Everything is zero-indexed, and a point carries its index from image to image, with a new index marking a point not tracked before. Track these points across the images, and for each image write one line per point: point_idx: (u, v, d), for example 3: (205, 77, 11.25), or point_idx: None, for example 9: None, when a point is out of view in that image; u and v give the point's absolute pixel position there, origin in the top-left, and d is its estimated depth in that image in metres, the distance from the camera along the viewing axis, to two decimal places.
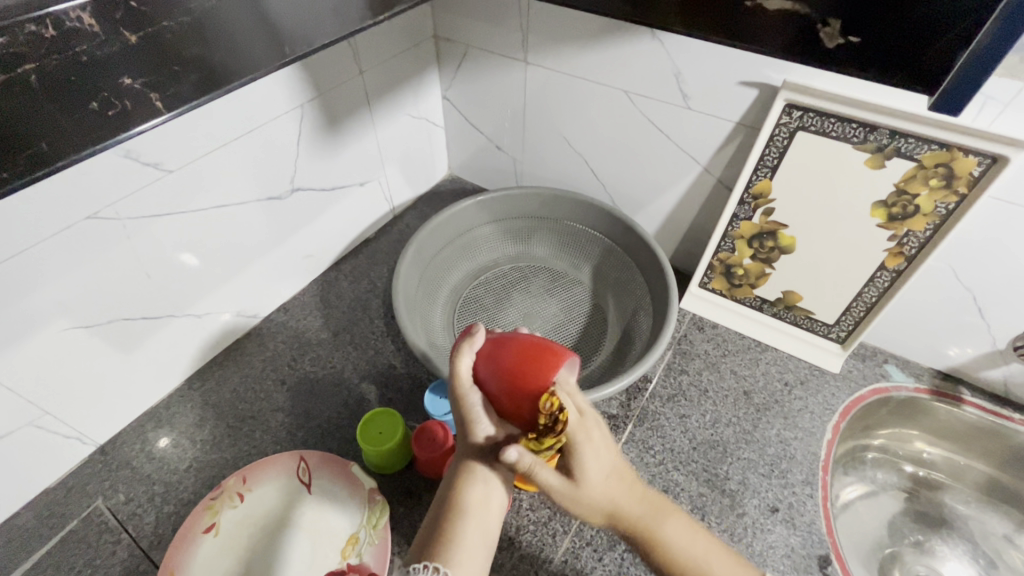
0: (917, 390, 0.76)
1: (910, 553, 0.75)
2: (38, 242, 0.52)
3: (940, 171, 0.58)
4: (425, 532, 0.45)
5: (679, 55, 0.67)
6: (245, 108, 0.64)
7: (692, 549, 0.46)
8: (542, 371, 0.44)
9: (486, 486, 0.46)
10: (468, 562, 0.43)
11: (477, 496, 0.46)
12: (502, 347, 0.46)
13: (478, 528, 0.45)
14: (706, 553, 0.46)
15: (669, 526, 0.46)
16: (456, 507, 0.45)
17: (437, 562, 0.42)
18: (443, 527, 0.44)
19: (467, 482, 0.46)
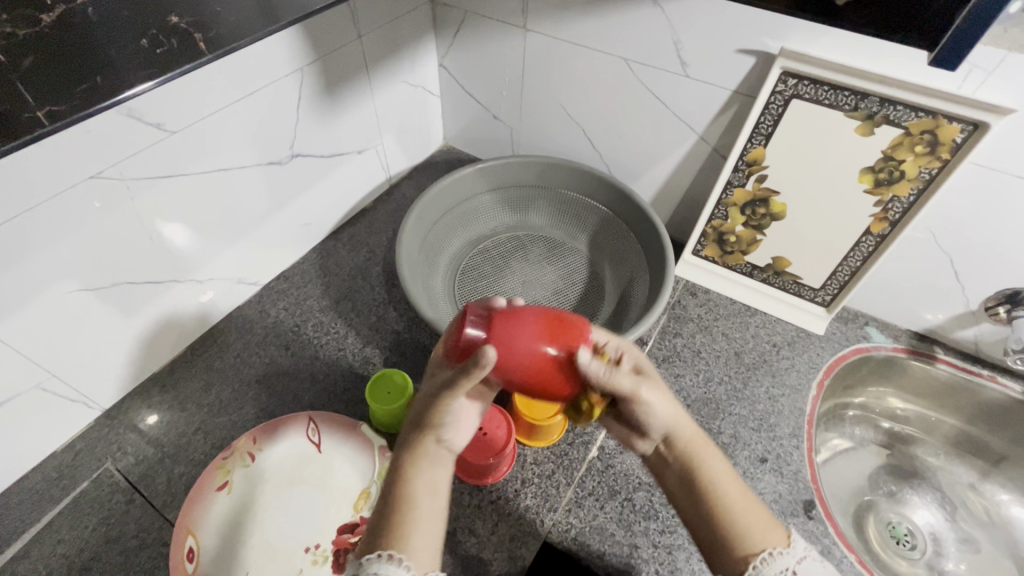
0: (895, 350, 0.81)
1: (885, 502, 0.81)
2: (45, 200, 0.51)
3: (925, 138, 0.61)
4: (372, 525, 0.42)
5: (679, 22, 0.68)
6: (247, 69, 0.63)
7: (732, 486, 0.45)
8: (567, 340, 0.44)
9: (436, 470, 0.44)
10: (424, 545, 0.40)
11: (428, 483, 0.43)
12: (516, 331, 0.43)
13: (431, 512, 0.42)
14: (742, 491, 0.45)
15: (713, 458, 0.47)
16: (407, 494, 0.42)
17: (392, 549, 0.39)
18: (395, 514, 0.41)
19: (415, 468, 0.43)
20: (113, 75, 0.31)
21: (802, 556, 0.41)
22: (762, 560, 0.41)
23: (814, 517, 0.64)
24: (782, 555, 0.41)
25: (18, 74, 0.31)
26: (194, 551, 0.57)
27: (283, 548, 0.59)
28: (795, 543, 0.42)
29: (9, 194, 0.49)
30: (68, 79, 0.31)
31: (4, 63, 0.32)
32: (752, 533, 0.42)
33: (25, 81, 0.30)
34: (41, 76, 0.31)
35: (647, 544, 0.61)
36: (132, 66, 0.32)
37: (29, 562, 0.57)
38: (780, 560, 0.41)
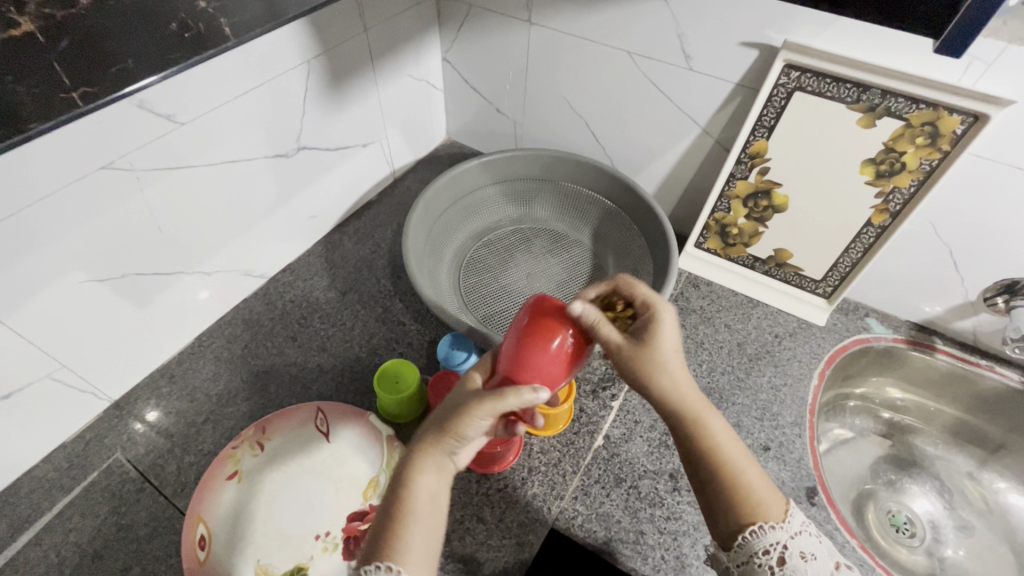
0: (895, 341, 0.81)
1: (885, 491, 0.82)
2: (60, 189, 0.52)
3: (926, 129, 0.62)
4: (371, 535, 0.42)
5: (684, 16, 0.69)
6: (255, 60, 0.64)
7: (732, 449, 0.47)
8: (554, 330, 0.49)
9: (438, 483, 0.44)
10: (423, 559, 0.40)
11: (428, 500, 0.43)
12: (533, 369, 0.47)
13: (426, 532, 0.41)
14: (745, 465, 0.46)
15: (716, 422, 0.47)
16: (402, 506, 0.42)
17: (390, 561, 0.39)
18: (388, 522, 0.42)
19: (417, 476, 0.43)
20: (142, 59, 0.32)
21: (795, 531, 0.44)
22: (753, 531, 0.43)
23: (817, 504, 0.65)
24: (774, 529, 0.43)
25: (54, 55, 0.31)
26: (205, 538, 0.57)
27: (295, 535, 0.60)
28: (792, 518, 0.44)
29: (24, 182, 0.49)
30: (99, 63, 0.32)
31: (44, 44, 0.32)
32: (754, 499, 0.45)
33: (64, 63, 0.31)
34: (79, 58, 0.32)
35: (653, 530, 0.62)
36: (157, 52, 0.33)
37: (42, 549, 0.58)
38: (771, 534, 0.43)
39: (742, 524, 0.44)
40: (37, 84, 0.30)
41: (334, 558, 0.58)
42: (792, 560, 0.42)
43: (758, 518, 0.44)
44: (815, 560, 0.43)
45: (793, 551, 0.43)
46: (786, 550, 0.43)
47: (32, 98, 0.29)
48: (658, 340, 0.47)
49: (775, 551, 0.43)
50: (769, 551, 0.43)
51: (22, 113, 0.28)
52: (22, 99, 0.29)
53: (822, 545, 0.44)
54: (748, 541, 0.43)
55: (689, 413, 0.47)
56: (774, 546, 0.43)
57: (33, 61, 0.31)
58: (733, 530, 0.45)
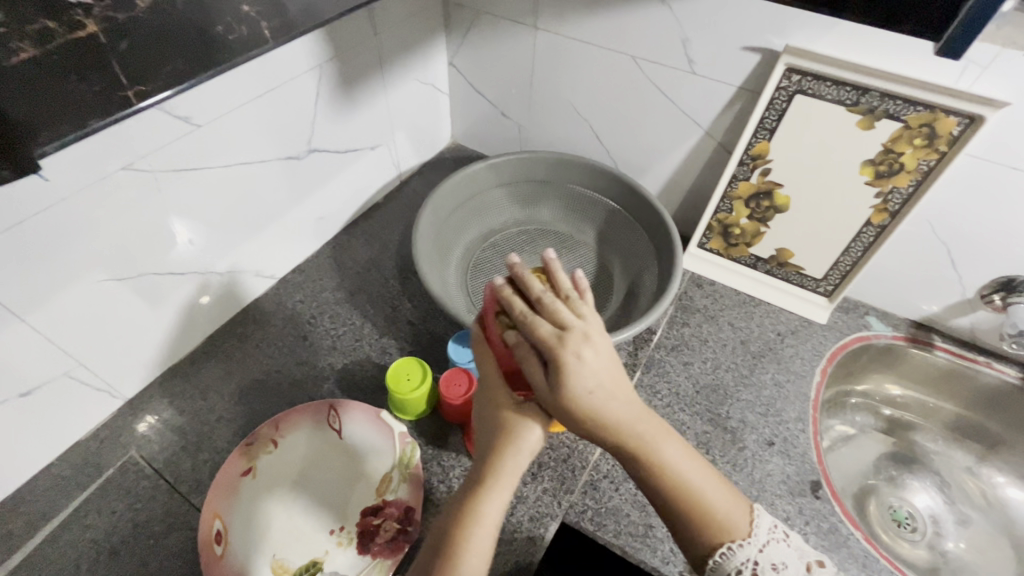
0: (895, 338, 0.83)
1: (886, 486, 0.83)
2: (82, 188, 0.53)
3: (924, 131, 0.64)
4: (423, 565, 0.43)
5: (687, 21, 0.71)
6: (270, 64, 0.65)
7: (690, 474, 0.46)
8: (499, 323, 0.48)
9: (499, 511, 0.45)
10: None
11: (489, 525, 0.44)
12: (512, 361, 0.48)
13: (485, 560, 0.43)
14: (703, 483, 0.46)
15: (670, 447, 0.46)
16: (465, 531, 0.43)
17: None
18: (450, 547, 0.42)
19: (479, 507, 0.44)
20: (193, 60, 0.34)
21: (763, 543, 0.45)
22: (722, 554, 0.45)
23: (821, 497, 0.66)
24: (743, 548, 0.44)
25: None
26: (222, 533, 0.58)
27: (310, 530, 0.60)
28: (758, 530, 0.46)
29: (50, 182, 0.50)
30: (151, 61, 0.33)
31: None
32: (718, 518, 0.46)
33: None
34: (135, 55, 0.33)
35: (662, 524, 0.63)
36: (202, 52, 0.35)
37: (59, 546, 0.59)
38: (740, 552, 0.44)
39: (710, 550, 0.45)
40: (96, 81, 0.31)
41: (349, 553, 0.59)
42: (765, 573, 0.44)
43: (726, 539, 0.45)
44: (786, 568, 0.45)
45: (764, 565, 0.44)
46: (757, 566, 0.44)
47: (93, 95, 0.31)
48: (573, 384, 0.42)
49: (747, 569, 0.44)
50: (741, 570, 0.44)
51: (88, 111, 0.30)
52: (83, 95, 0.30)
53: (791, 548, 0.46)
54: (721, 562, 0.45)
55: (644, 445, 0.45)
56: (745, 564, 0.44)
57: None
58: (701, 557, 0.46)
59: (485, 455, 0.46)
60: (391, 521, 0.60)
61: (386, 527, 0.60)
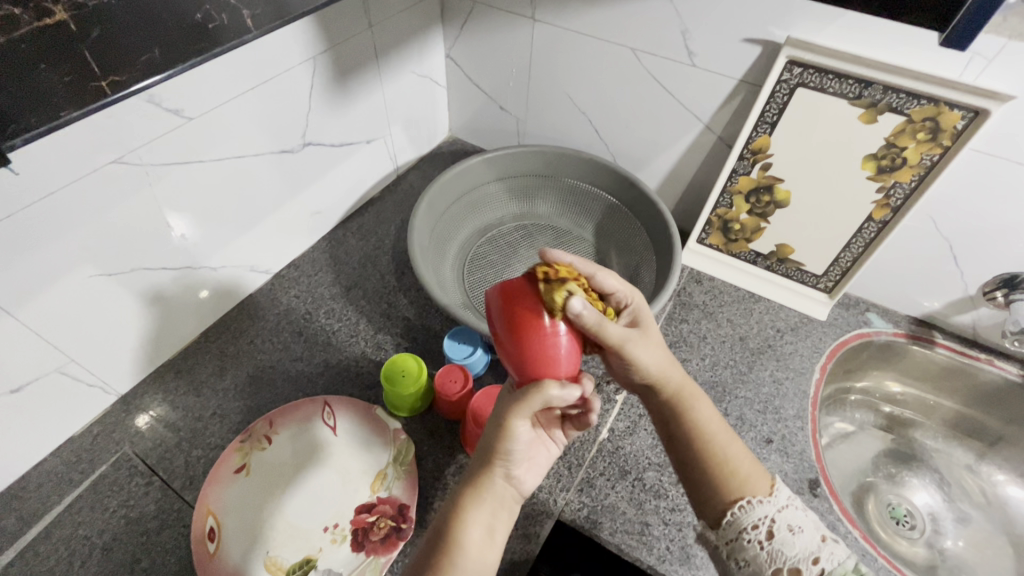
0: (895, 335, 0.82)
1: (885, 484, 0.83)
2: (69, 183, 0.52)
3: (926, 125, 0.62)
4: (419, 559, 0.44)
5: (687, 12, 0.69)
6: (262, 56, 0.64)
7: (718, 432, 0.50)
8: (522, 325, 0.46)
9: (490, 514, 0.46)
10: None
11: (480, 529, 0.45)
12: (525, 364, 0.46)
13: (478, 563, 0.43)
14: (728, 443, 0.49)
15: (701, 406, 0.51)
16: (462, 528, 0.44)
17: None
18: (444, 541, 0.43)
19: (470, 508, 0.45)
20: (170, 49, 0.33)
21: (783, 505, 0.46)
22: (742, 507, 0.46)
23: (819, 495, 0.65)
24: (761, 504, 0.45)
25: (85, 44, 0.33)
26: (215, 530, 0.58)
27: (304, 527, 0.60)
28: (777, 493, 0.47)
29: (33, 176, 0.49)
30: (130, 53, 0.33)
31: (75, 32, 0.34)
32: (737, 473, 0.47)
33: (93, 52, 0.32)
34: (110, 49, 0.33)
35: (658, 522, 0.62)
36: (182, 42, 0.34)
37: (51, 542, 0.58)
38: (759, 508, 0.45)
39: (729, 502, 0.47)
40: (67, 73, 0.31)
41: (342, 550, 0.59)
42: (780, 532, 0.44)
43: (745, 494, 0.46)
44: (802, 532, 0.44)
45: (781, 524, 0.45)
46: (774, 523, 0.45)
47: (64, 86, 0.30)
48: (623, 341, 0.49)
49: (764, 525, 0.45)
50: (757, 526, 0.45)
51: (55, 102, 0.29)
52: (54, 88, 0.30)
53: (808, 517, 0.46)
54: (736, 517, 0.46)
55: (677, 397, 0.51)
56: (762, 521, 0.45)
57: (65, 47, 0.32)
58: (721, 511, 0.47)
59: (477, 459, 0.48)
60: (385, 519, 0.60)
61: (380, 524, 0.60)
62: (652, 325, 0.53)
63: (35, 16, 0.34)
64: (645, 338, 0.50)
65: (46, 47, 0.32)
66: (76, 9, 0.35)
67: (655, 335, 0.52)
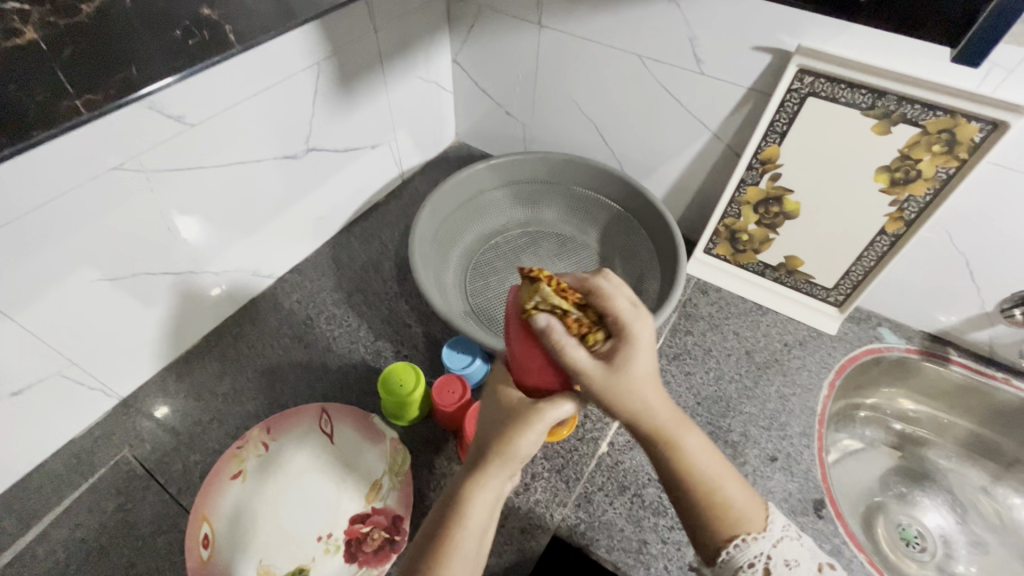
0: (908, 351, 0.80)
1: (895, 504, 0.80)
2: (69, 190, 0.52)
3: (943, 137, 0.60)
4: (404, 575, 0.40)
5: (695, 20, 0.68)
6: (266, 62, 0.64)
7: (710, 464, 0.45)
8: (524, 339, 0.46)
9: (479, 531, 0.43)
10: None
11: (472, 542, 0.41)
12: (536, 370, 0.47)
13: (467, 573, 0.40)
14: (721, 476, 0.45)
15: (691, 439, 0.45)
16: (454, 539, 0.41)
17: None
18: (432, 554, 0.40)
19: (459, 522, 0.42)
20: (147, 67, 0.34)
21: (778, 539, 0.43)
22: (736, 545, 0.43)
23: (824, 517, 0.64)
24: (756, 542, 0.43)
25: (57, 63, 0.34)
26: (209, 537, 0.58)
27: (298, 536, 0.60)
28: (772, 525, 0.44)
29: (35, 183, 0.49)
30: (105, 71, 0.33)
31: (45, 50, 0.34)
32: (731, 511, 0.44)
33: (66, 73, 0.33)
34: (83, 68, 0.33)
35: (656, 540, 0.61)
36: (162, 60, 0.35)
37: (49, 544, 0.59)
38: (754, 546, 0.43)
39: (724, 541, 0.43)
40: (39, 92, 0.31)
41: (335, 561, 0.58)
42: (778, 569, 0.42)
43: (740, 531, 0.43)
44: (801, 567, 0.42)
45: (777, 560, 0.42)
46: (771, 561, 0.42)
47: (35, 106, 0.31)
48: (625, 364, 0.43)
49: (760, 563, 0.42)
50: (754, 564, 0.42)
51: (26, 121, 0.30)
52: (25, 108, 0.31)
53: (806, 547, 0.44)
54: (732, 555, 0.43)
55: (666, 433, 0.44)
56: (758, 558, 0.42)
57: (37, 66, 0.33)
58: (715, 549, 0.44)
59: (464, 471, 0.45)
60: (379, 529, 0.60)
61: (373, 535, 0.59)
62: (644, 353, 0.43)
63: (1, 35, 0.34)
64: (640, 367, 0.43)
65: (21, 67, 0.33)
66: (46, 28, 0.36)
67: (653, 366, 0.44)
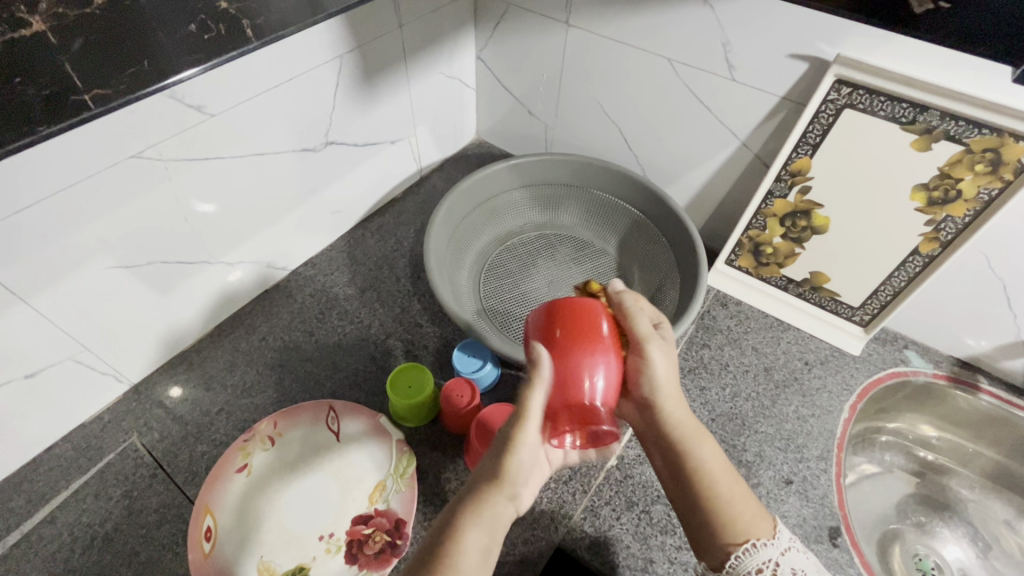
0: (935, 376, 0.77)
1: (912, 533, 0.77)
2: (88, 175, 0.52)
3: (987, 156, 0.57)
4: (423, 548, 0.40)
5: (729, 24, 0.65)
6: (289, 54, 0.63)
7: (723, 473, 0.46)
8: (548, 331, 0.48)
9: (488, 533, 0.41)
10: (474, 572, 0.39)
11: (477, 546, 0.40)
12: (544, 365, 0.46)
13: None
14: (737, 486, 0.45)
15: (706, 447, 0.46)
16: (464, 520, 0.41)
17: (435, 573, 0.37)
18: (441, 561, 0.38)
19: (468, 519, 0.41)
20: (159, 61, 0.34)
21: (785, 547, 0.43)
22: (745, 551, 0.42)
23: (839, 545, 0.61)
24: (765, 547, 0.42)
25: (67, 56, 0.34)
26: (211, 530, 0.57)
27: (301, 533, 0.59)
28: (781, 534, 0.44)
29: (55, 169, 0.49)
30: (120, 67, 0.34)
31: (55, 45, 0.35)
32: (742, 518, 0.44)
33: (75, 64, 0.33)
34: (91, 61, 0.34)
35: (663, 560, 0.59)
36: (174, 54, 0.35)
37: (56, 527, 0.59)
38: (762, 552, 0.42)
39: (732, 546, 0.43)
40: (47, 86, 0.32)
41: (336, 561, 0.58)
42: None
43: (748, 537, 0.43)
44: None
45: (785, 569, 0.42)
46: (778, 568, 0.42)
47: (42, 100, 0.31)
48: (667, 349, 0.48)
49: (768, 570, 0.42)
50: (761, 571, 0.42)
51: (32, 116, 0.30)
52: (33, 102, 0.31)
53: (811, 561, 0.44)
54: (740, 561, 0.42)
55: (679, 434, 0.46)
56: (766, 564, 0.42)
57: (48, 60, 0.33)
58: (722, 555, 0.43)
59: (478, 477, 0.43)
60: (381, 532, 0.59)
61: (375, 538, 0.58)
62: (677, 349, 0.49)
63: (10, 26, 0.35)
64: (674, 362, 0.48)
65: (31, 61, 0.33)
66: (55, 20, 0.36)
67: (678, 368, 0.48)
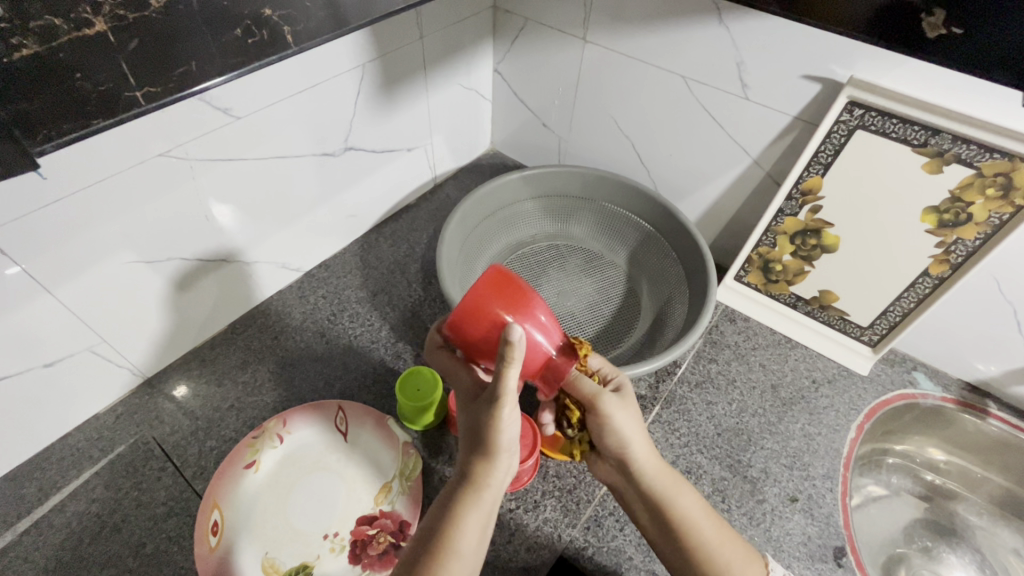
0: (944, 400, 0.77)
1: (918, 557, 0.76)
2: (117, 172, 0.53)
3: (998, 181, 0.57)
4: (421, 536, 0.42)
5: (744, 44, 0.67)
6: (315, 62, 0.65)
7: (699, 517, 0.50)
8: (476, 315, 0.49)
9: (483, 517, 0.43)
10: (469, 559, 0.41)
11: (475, 530, 0.42)
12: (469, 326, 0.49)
13: (470, 560, 0.41)
14: (711, 526, 0.50)
15: (682, 494, 0.51)
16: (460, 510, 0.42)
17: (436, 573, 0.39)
18: (436, 550, 0.40)
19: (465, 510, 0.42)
20: (205, 61, 0.35)
21: None
22: None
23: (844, 566, 0.61)
24: None
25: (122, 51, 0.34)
26: (218, 525, 0.58)
27: (305, 532, 0.60)
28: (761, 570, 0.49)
29: (87, 164, 0.51)
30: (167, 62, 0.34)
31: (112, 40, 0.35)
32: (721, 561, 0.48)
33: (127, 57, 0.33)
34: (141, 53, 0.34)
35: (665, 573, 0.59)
36: (220, 56, 0.36)
37: (65, 516, 0.60)
38: None
39: None
40: (103, 81, 0.32)
41: (338, 561, 0.58)
42: None
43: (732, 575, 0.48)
44: None
45: None
46: None
47: (96, 95, 0.31)
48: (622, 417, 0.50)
49: None
50: None
51: (86, 111, 0.31)
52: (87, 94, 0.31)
53: None
54: None
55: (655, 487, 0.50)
56: None
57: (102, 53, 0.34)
58: None
59: (470, 457, 0.44)
60: (385, 534, 0.59)
61: (379, 539, 0.59)
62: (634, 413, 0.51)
63: None
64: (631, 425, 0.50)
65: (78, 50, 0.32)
66: None
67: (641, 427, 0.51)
